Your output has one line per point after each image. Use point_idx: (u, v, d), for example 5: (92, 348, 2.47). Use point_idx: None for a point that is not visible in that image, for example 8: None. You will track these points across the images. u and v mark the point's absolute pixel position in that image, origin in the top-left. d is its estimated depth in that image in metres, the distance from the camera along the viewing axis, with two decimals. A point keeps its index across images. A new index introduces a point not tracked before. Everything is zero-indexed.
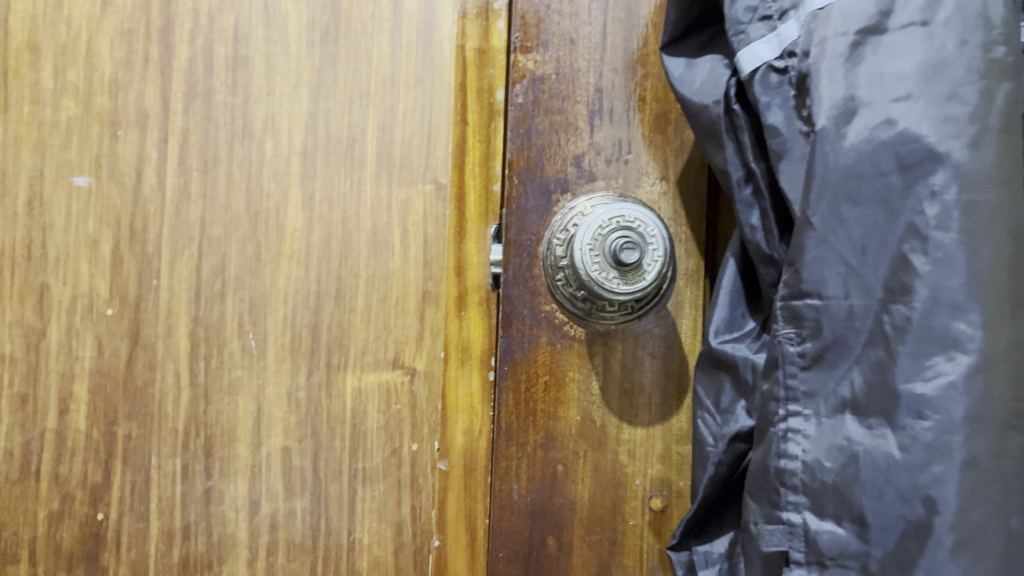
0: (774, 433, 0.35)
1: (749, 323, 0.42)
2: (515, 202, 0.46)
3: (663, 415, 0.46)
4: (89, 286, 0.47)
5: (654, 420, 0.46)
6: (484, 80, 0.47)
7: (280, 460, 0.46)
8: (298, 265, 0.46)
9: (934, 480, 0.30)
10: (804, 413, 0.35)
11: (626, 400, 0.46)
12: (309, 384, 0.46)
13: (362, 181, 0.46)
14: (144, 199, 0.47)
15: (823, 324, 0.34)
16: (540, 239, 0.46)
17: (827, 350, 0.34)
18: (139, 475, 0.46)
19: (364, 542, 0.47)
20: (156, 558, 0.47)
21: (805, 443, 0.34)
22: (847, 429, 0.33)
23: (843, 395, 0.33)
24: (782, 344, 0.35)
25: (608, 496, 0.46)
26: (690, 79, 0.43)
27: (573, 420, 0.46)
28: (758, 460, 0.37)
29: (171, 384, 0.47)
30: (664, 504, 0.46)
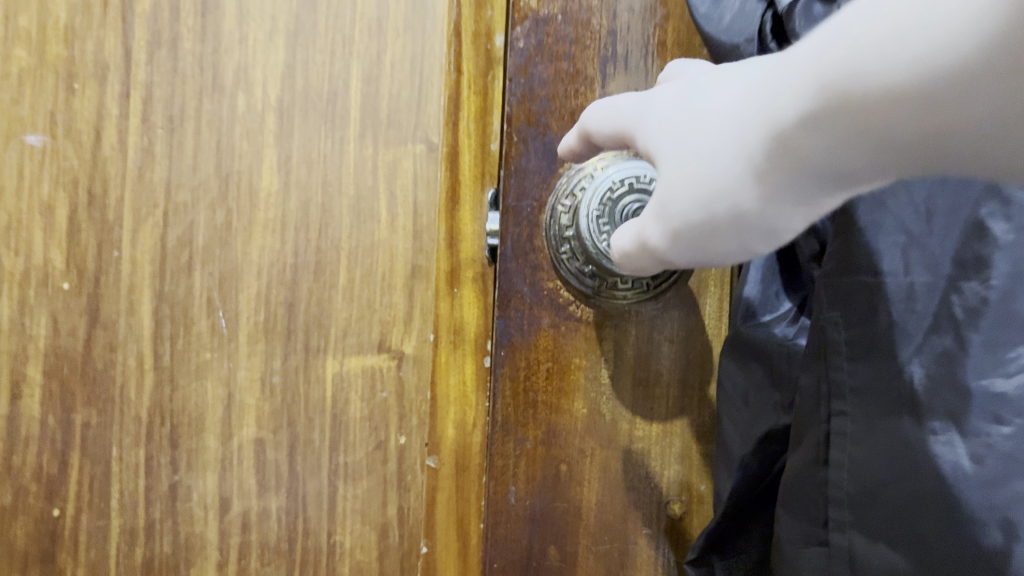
0: (818, 433, 0.34)
1: (785, 305, 0.42)
2: (515, 162, 0.46)
3: (681, 408, 0.46)
4: (44, 259, 0.41)
5: (671, 414, 0.46)
6: (483, 22, 0.44)
7: (252, 453, 0.42)
8: (272, 235, 0.41)
9: (1014, 497, 0.28)
10: (849, 412, 0.33)
11: (638, 392, 0.46)
12: (285, 369, 0.42)
13: (345, 139, 0.41)
14: (104, 159, 0.42)
15: (878, 310, 0.32)
16: (541, 206, 0.46)
17: (879, 338, 0.32)
18: (99, 468, 0.42)
19: (346, 545, 0.42)
20: (117, 560, 0.42)
21: (851, 449, 0.32)
22: (904, 431, 0.31)
23: (902, 390, 0.31)
24: (827, 329, 0.34)
25: (617, 501, 0.46)
26: (717, 16, 0.43)
27: (581, 417, 0.46)
28: (798, 465, 0.35)
29: (134, 367, 0.42)
30: (681, 510, 0.46)
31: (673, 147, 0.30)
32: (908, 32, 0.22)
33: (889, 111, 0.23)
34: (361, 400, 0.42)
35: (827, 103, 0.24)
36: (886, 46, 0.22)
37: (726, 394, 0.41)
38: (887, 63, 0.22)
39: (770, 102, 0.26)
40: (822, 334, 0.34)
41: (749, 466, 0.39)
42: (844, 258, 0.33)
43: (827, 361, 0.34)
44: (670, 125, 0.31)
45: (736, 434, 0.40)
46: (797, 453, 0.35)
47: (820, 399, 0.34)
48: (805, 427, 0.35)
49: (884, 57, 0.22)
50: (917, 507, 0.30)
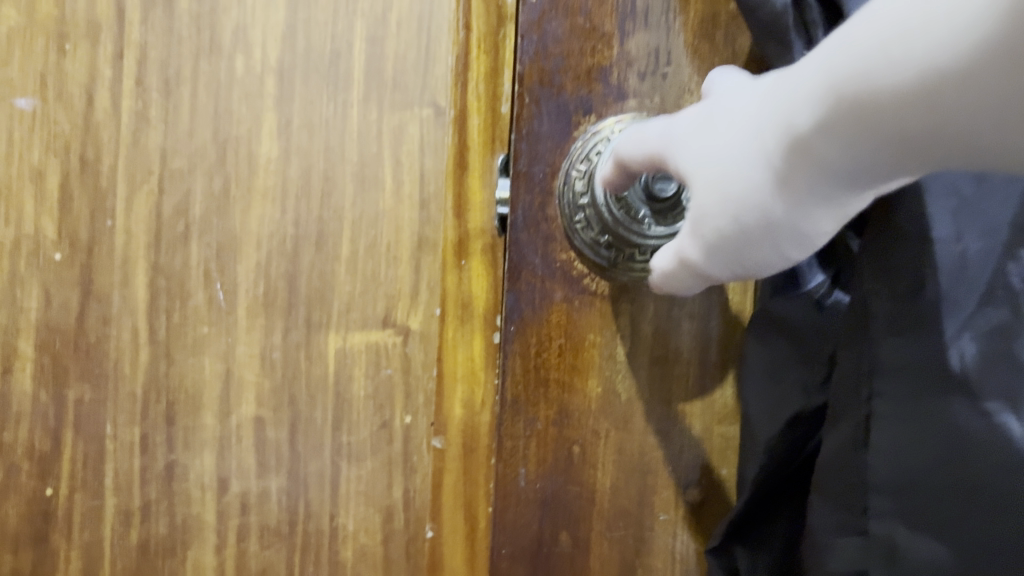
0: (857, 414, 0.29)
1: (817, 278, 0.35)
2: (526, 125, 0.40)
3: (702, 389, 0.41)
4: (35, 228, 0.40)
5: (692, 395, 0.41)
6: None
7: (252, 432, 0.40)
8: (272, 203, 0.40)
9: None
10: (890, 393, 0.28)
11: (659, 371, 0.41)
12: (285, 344, 0.40)
13: (348, 103, 0.39)
14: (97, 124, 0.40)
15: (925, 277, 0.28)
16: (554, 171, 0.41)
17: (928, 309, 0.27)
18: (93, 446, 0.40)
19: (349, 529, 0.40)
20: (112, 541, 0.40)
21: (891, 435, 0.28)
22: (956, 419, 0.26)
23: (951, 371, 0.27)
24: (873, 299, 0.29)
25: (635, 490, 0.42)
26: None
27: (596, 399, 0.41)
28: (831, 451, 0.30)
29: (128, 342, 0.40)
30: (701, 496, 0.42)
31: (696, 156, 0.28)
32: (908, 31, 0.18)
33: (898, 114, 0.20)
34: (365, 378, 0.40)
35: (838, 108, 0.21)
36: (890, 52, 0.19)
37: (750, 372, 0.36)
38: (896, 68, 0.19)
39: (787, 103, 0.23)
40: (864, 306, 0.29)
41: (778, 449, 0.34)
42: (881, 216, 0.29)
43: (866, 332, 0.29)
44: (696, 134, 0.28)
45: (765, 418, 0.34)
46: (832, 438, 0.30)
47: (861, 379, 0.29)
48: (841, 409, 0.30)
49: (888, 62, 0.19)
50: (956, 493, 0.26)
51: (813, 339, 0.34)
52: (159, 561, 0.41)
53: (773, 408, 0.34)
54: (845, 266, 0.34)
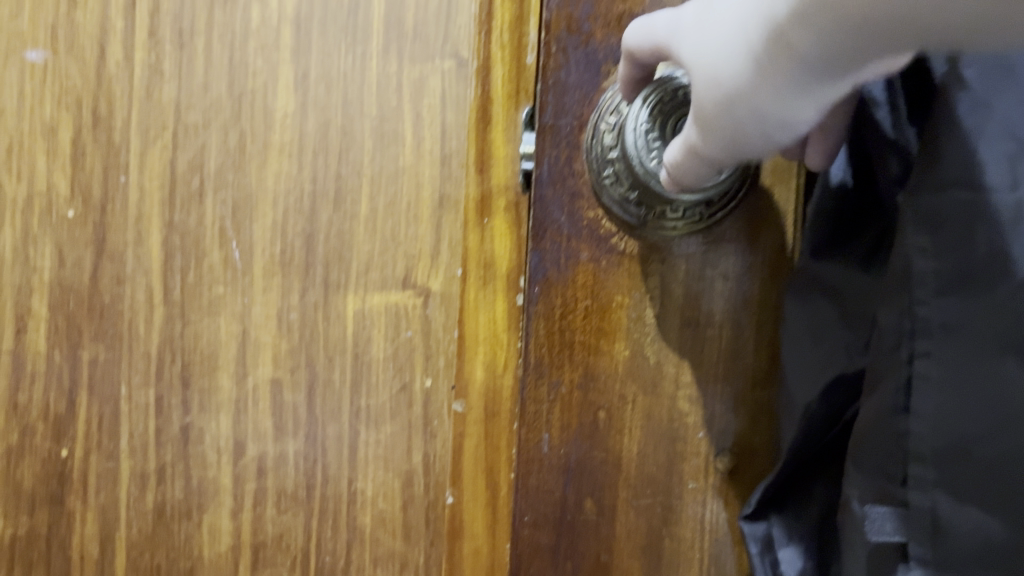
0: (895, 379, 0.25)
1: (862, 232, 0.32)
2: (551, 74, 0.35)
3: (737, 351, 0.35)
4: (48, 184, 0.39)
5: (728, 359, 0.35)
6: None
7: (268, 395, 0.39)
8: (289, 159, 0.38)
9: None
10: (934, 354, 0.24)
11: (693, 332, 0.35)
12: (303, 304, 0.39)
13: (367, 55, 0.38)
14: (109, 76, 0.38)
15: (973, 225, 0.23)
16: (583, 124, 0.35)
17: (974, 264, 0.23)
18: (108, 408, 0.39)
19: (368, 494, 0.39)
20: (128, 505, 0.40)
21: (936, 399, 0.23)
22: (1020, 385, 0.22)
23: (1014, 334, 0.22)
24: (907, 253, 0.24)
25: (666, 455, 0.36)
26: None
27: (625, 363, 0.36)
28: (868, 418, 0.26)
29: (142, 302, 0.39)
30: (732, 467, 0.35)
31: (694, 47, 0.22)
32: None
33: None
34: (385, 342, 0.39)
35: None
36: None
37: (790, 331, 0.33)
38: None
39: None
40: (906, 260, 0.25)
41: (818, 413, 0.31)
42: (926, 159, 0.24)
43: (909, 290, 0.24)
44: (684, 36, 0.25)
45: (804, 380, 0.32)
46: (869, 402, 0.26)
47: (902, 336, 0.25)
48: (882, 370, 0.25)
49: None
50: (1014, 464, 0.22)
51: (857, 302, 0.31)
52: (174, 526, 0.40)
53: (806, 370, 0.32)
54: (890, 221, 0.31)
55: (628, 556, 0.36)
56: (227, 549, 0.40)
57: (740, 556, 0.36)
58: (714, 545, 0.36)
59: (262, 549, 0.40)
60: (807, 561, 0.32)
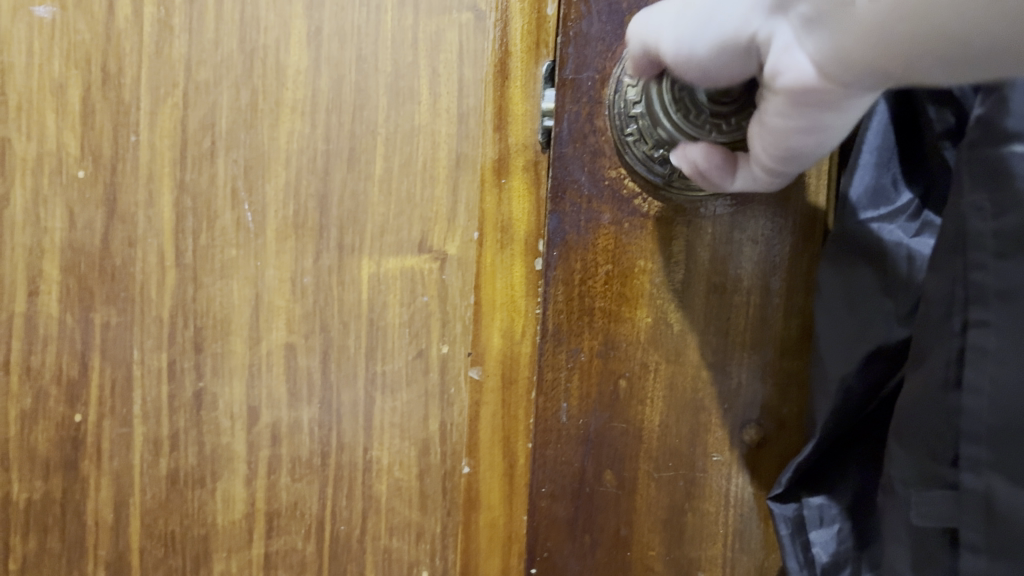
0: (950, 349, 0.27)
1: (902, 197, 0.34)
2: (572, 25, 0.36)
3: (765, 321, 0.37)
4: (58, 144, 0.38)
5: (754, 327, 0.37)
6: None
7: (282, 360, 0.38)
8: (302, 118, 0.37)
9: None
10: (990, 321, 0.26)
11: (722, 302, 0.36)
12: (317, 268, 0.38)
13: (382, 8, 0.36)
14: (118, 32, 0.37)
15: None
16: (605, 78, 0.36)
17: None
18: (121, 372, 0.39)
19: (383, 463, 0.38)
20: (142, 470, 0.39)
21: (994, 367, 0.25)
22: None
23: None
24: (968, 217, 0.27)
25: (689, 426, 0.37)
26: None
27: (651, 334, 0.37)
28: (919, 393, 0.28)
29: (154, 265, 0.38)
30: (759, 440, 0.37)
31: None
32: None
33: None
34: (402, 308, 0.38)
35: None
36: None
37: (824, 302, 0.35)
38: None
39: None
40: (960, 221, 0.27)
41: (852, 390, 0.33)
42: (980, 132, 0.27)
43: (964, 258, 0.27)
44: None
45: (835, 353, 0.34)
46: (916, 375, 0.28)
47: (953, 306, 0.27)
48: (928, 345, 0.28)
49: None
50: None
51: None
52: (188, 492, 0.39)
53: (848, 340, 0.34)
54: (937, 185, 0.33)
55: (648, 530, 0.37)
56: (241, 516, 0.39)
57: (765, 529, 0.37)
58: (739, 521, 0.38)
59: (277, 517, 0.39)
60: (837, 547, 0.35)
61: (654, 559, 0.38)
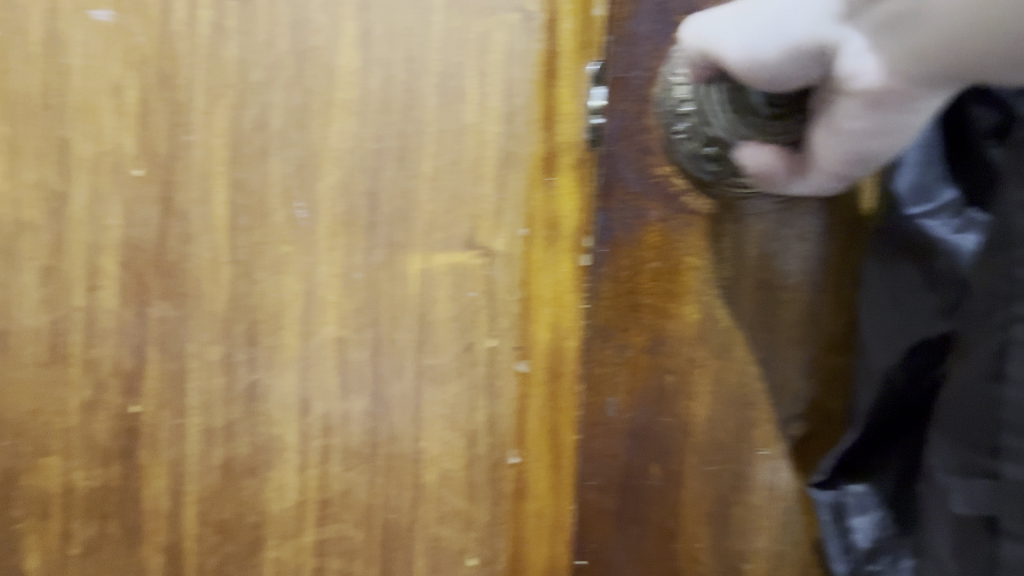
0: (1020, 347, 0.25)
1: (947, 193, 0.37)
2: (621, 27, 0.42)
3: (812, 315, 0.44)
4: (116, 143, 0.38)
5: (799, 319, 0.43)
6: None
7: (334, 353, 0.39)
8: (353, 117, 0.38)
9: None
10: None
11: (766, 292, 0.43)
12: (368, 264, 0.39)
13: (431, 12, 0.38)
14: (174, 34, 0.38)
15: None
16: (653, 76, 0.42)
17: None
18: (176, 365, 0.39)
19: (432, 453, 0.40)
20: (196, 460, 0.40)
21: None
22: None
23: None
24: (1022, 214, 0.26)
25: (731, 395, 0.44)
26: None
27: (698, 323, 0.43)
28: (962, 383, 0.29)
29: (209, 260, 0.39)
30: (805, 433, 0.44)
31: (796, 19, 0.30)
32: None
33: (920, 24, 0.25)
34: (452, 303, 0.39)
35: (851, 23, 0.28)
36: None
37: (872, 296, 0.39)
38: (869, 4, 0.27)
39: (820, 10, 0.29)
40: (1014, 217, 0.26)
41: (896, 378, 0.37)
42: None
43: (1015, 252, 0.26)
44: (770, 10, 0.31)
45: (881, 345, 0.38)
46: (963, 368, 0.29)
47: (998, 302, 0.27)
48: (975, 338, 0.29)
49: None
50: None
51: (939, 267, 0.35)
52: (242, 482, 0.40)
53: (888, 337, 0.37)
54: (976, 182, 0.35)
55: (694, 522, 0.44)
56: (294, 504, 0.40)
57: (806, 521, 0.44)
58: (784, 512, 0.44)
59: (329, 505, 0.40)
60: (875, 533, 0.38)
61: (701, 550, 0.44)
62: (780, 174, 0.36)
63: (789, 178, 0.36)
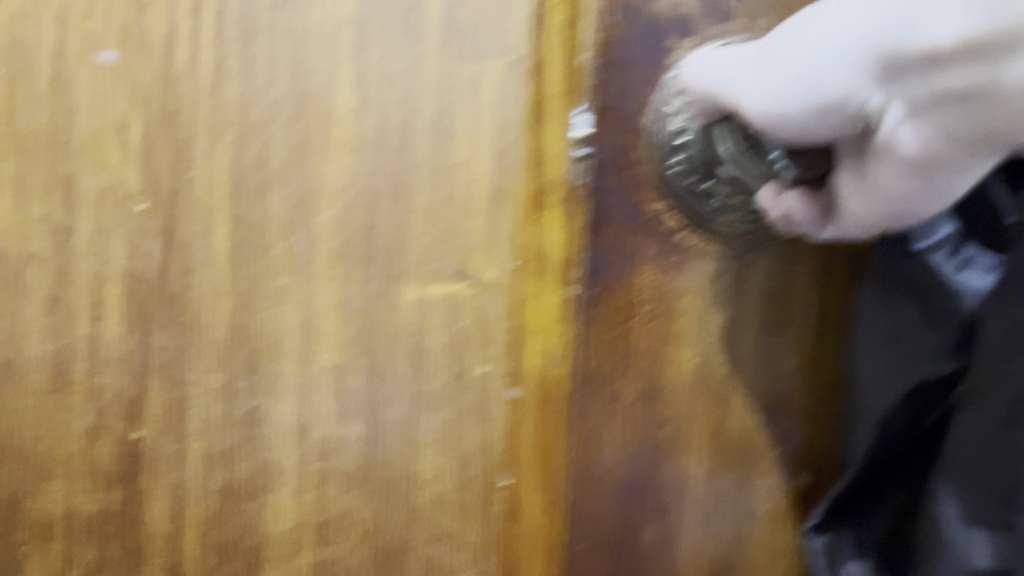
0: None
1: (945, 228, 0.36)
2: (612, 44, 0.36)
3: (813, 360, 0.42)
4: (121, 179, 0.40)
5: (798, 363, 0.42)
6: None
7: (331, 380, 0.41)
8: (350, 154, 0.40)
9: None
10: None
11: (766, 336, 0.41)
12: (364, 294, 0.40)
13: (424, 53, 0.39)
14: (177, 75, 0.40)
15: None
16: (644, 103, 0.37)
17: None
18: (178, 392, 0.41)
19: (425, 476, 0.41)
20: (197, 482, 0.42)
21: None
22: None
23: None
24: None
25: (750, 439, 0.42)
26: None
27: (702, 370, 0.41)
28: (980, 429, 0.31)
29: (211, 291, 0.41)
30: (813, 485, 0.43)
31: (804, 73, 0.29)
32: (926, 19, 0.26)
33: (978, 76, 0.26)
34: (445, 331, 0.40)
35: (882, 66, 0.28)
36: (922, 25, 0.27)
37: (864, 331, 0.38)
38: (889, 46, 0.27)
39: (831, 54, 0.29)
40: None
41: (891, 421, 0.37)
42: None
43: None
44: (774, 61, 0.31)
45: (880, 387, 0.38)
46: (970, 416, 0.31)
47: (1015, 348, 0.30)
48: (991, 383, 0.31)
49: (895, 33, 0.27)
50: None
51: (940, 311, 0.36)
52: (242, 504, 0.42)
53: (890, 382, 0.37)
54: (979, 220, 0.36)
55: None
56: (292, 526, 0.42)
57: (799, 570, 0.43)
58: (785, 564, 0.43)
59: (326, 527, 0.42)
60: None
61: None
62: (806, 224, 0.35)
63: (806, 230, 0.35)
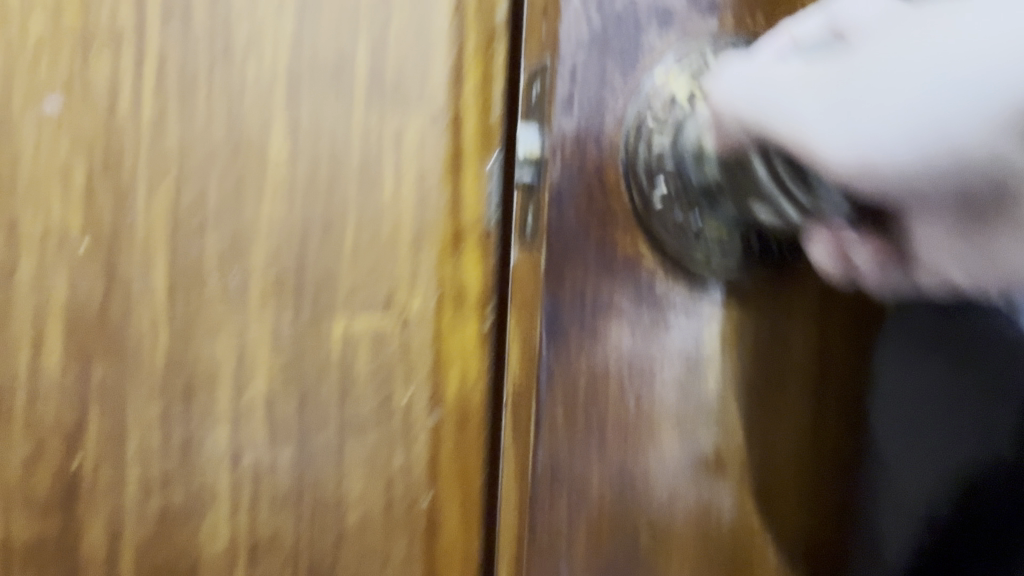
0: None
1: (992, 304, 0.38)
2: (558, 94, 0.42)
3: (813, 447, 0.45)
4: (62, 220, 0.43)
5: (789, 451, 0.45)
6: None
7: (263, 408, 0.44)
8: (281, 198, 0.43)
9: None
10: None
11: (757, 405, 0.44)
12: (294, 326, 0.44)
13: (352, 106, 0.43)
14: (119, 124, 0.43)
15: None
16: (617, 142, 0.43)
17: None
18: (116, 421, 0.43)
19: (353, 497, 0.44)
20: (133, 508, 0.44)
21: None
22: None
23: None
24: None
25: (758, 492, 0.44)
26: None
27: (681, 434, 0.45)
28: None
29: (149, 325, 0.43)
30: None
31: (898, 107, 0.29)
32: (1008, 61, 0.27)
33: None
34: (370, 365, 0.44)
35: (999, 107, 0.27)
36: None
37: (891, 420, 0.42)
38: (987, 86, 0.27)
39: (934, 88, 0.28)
40: None
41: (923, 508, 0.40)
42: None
43: None
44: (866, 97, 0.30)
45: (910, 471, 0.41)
46: None
47: None
48: None
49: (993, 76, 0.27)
50: None
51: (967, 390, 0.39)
52: (176, 528, 0.44)
53: (932, 480, 0.40)
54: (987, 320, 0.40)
55: None
56: (224, 549, 0.44)
57: None
58: None
59: (257, 547, 0.44)
60: None
61: None
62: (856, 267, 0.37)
63: (866, 282, 0.37)
